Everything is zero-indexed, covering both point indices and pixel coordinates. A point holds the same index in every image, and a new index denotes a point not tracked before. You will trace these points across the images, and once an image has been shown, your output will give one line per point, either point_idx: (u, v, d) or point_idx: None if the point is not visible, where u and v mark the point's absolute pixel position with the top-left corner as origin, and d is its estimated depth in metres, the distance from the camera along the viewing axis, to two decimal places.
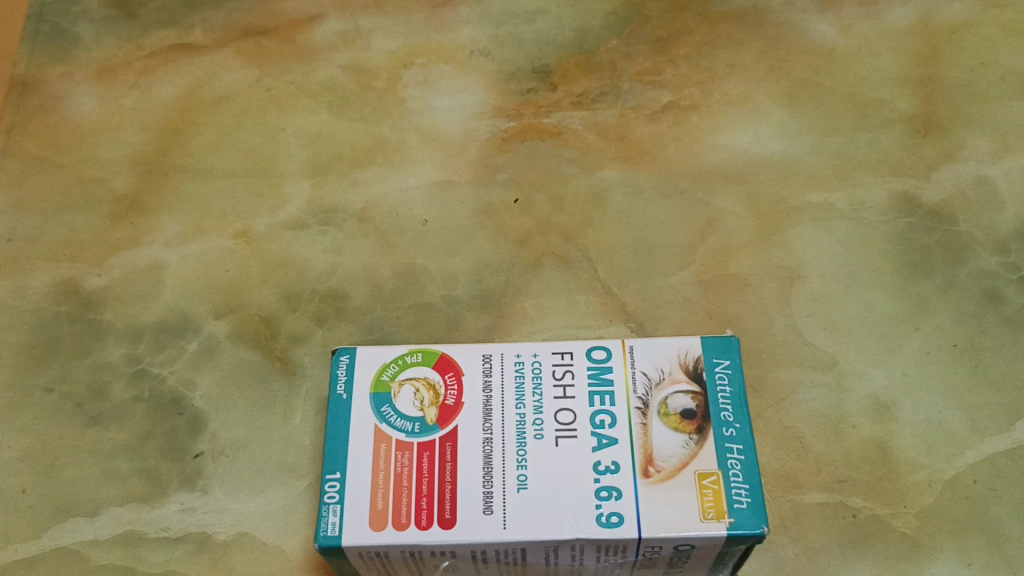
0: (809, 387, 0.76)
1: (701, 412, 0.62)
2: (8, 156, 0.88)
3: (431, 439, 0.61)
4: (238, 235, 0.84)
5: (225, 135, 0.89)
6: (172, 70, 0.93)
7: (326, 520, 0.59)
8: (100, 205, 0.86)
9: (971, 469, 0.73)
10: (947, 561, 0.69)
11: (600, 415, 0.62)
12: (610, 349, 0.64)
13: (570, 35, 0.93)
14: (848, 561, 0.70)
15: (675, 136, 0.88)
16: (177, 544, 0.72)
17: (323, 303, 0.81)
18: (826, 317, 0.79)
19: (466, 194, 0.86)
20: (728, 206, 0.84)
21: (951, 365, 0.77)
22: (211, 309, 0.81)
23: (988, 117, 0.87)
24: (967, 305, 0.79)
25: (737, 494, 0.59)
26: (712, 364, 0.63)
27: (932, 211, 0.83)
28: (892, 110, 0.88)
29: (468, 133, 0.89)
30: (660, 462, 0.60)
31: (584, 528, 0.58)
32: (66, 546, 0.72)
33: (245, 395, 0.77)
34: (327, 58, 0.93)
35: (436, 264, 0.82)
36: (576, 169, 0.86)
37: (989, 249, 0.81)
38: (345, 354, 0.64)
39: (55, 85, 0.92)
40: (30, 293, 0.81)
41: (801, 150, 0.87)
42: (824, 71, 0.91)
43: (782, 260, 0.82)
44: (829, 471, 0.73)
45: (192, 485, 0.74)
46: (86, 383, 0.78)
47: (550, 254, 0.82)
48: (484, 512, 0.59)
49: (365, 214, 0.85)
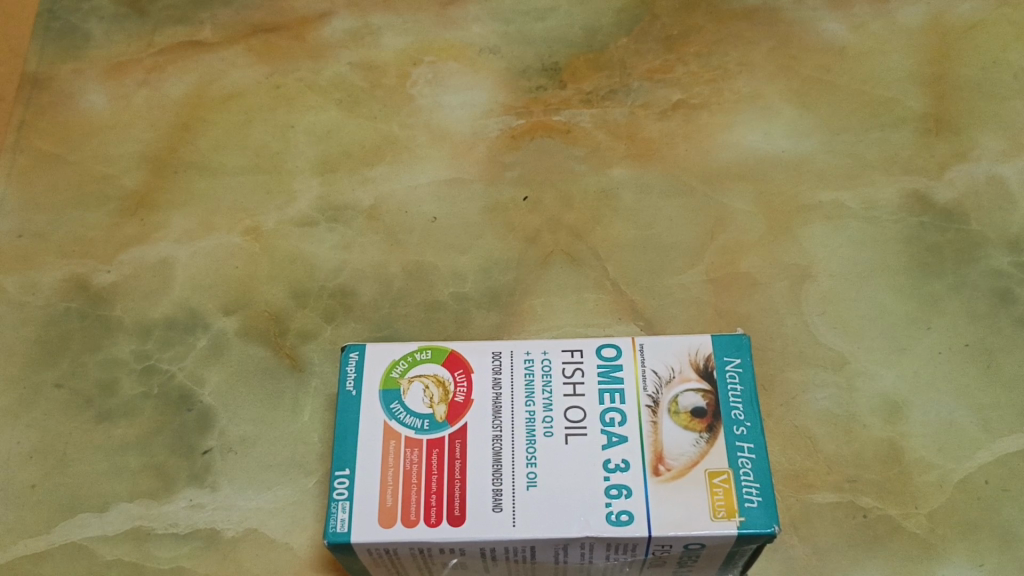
0: (819, 386, 0.76)
1: (711, 411, 0.61)
2: (18, 153, 0.89)
3: (441, 436, 0.61)
4: (247, 232, 0.84)
5: (235, 132, 0.89)
6: (182, 67, 0.93)
7: (335, 516, 0.59)
8: (110, 201, 0.86)
9: (983, 470, 0.72)
10: (958, 562, 0.69)
11: (609, 413, 0.62)
12: (619, 347, 0.64)
13: (580, 34, 0.93)
14: (859, 561, 0.69)
15: (685, 134, 0.87)
16: (185, 540, 0.72)
17: (332, 300, 0.81)
18: (836, 316, 0.79)
19: (475, 192, 0.85)
20: (738, 205, 0.84)
21: (962, 365, 0.76)
22: (220, 305, 0.81)
23: (1000, 116, 0.87)
24: (978, 305, 0.79)
25: (748, 492, 0.58)
26: (723, 363, 0.63)
27: (943, 210, 0.83)
28: (903, 109, 0.88)
29: (477, 131, 0.88)
30: (670, 460, 0.60)
31: (593, 527, 0.58)
32: (75, 542, 0.72)
33: (254, 391, 0.77)
34: (336, 55, 0.93)
35: (445, 262, 0.82)
36: (585, 167, 0.86)
37: (1000, 248, 0.81)
38: (355, 350, 0.64)
39: (65, 82, 0.92)
40: (40, 289, 0.82)
41: (812, 149, 0.86)
42: (835, 69, 0.90)
43: (793, 259, 0.81)
44: (840, 471, 0.72)
45: (200, 481, 0.74)
46: (95, 379, 0.78)
47: (560, 252, 0.82)
48: (494, 509, 0.59)
49: (374, 212, 0.85)
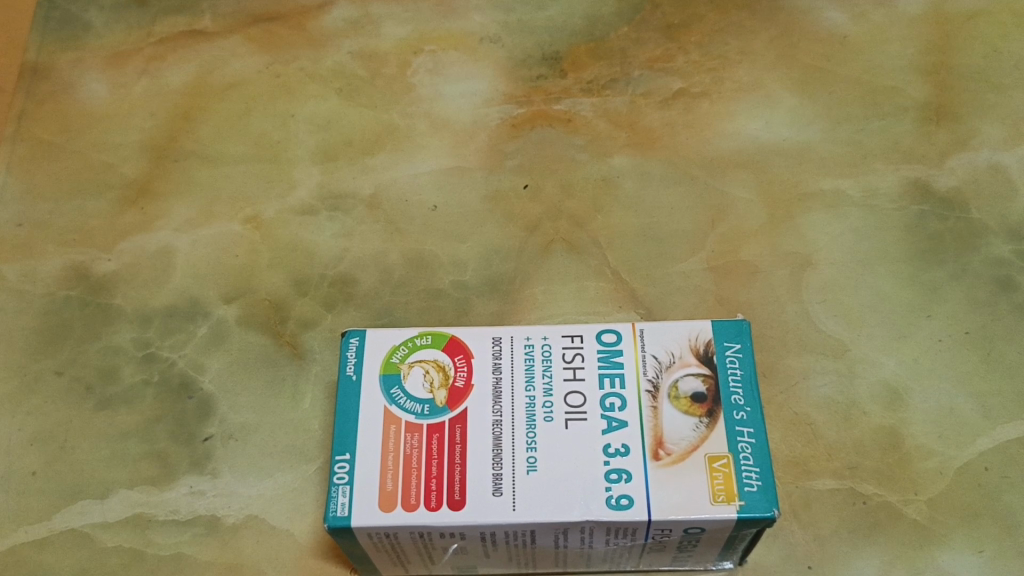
0: (820, 374, 0.76)
1: (712, 395, 0.61)
2: (19, 142, 0.89)
3: (441, 421, 0.61)
4: (248, 221, 0.84)
5: (235, 121, 0.89)
6: (182, 57, 0.93)
7: (335, 501, 0.59)
8: (111, 190, 0.86)
9: (983, 457, 0.72)
10: (958, 549, 0.69)
11: (609, 397, 0.62)
12: (620, 332, 0.64)
13: (581, 23, 0.93)
14: (859, 548, 0.69)
15: (686, 123, 0.87)
16: (186, 527, 0.72)
17: (333, 287, 0.81)
18: (837, 304, 0.79)
19: (476, 180, 0.85)
20: (738, 193, 0.84)
21: (963, 353, 0.76)
22: (221, 293, 0.81)
23: (1001, 105, 0.87)
24: (979, 293, 0.79)
25: (748, 476, 0.58)
26: (723, 348, 0.63)
27: (944, 199, 0.83)
28: (904, 98, 0.88)
29: (478, 120, 0.88)
30: (670, 445, 0.60)
31: (594, 511, 0.58)
32: (75, 528, 0.72)
33: (254, 379, 0.77)
34: (337, 44, 0.93)
35: (446, 250, 0.82)
36: (586, 156, 0.86)
37: (1001, 237, 0.81)
38: (355, 336, 0.64)
39: (66, 71, 0.92)
40: (41, 277, 0.82)
41: (813, 138, 0.86)
42: (836, 58, 0.90)
43: (793, 247, 0.81)
44: (841, 458, 0.72)
45: (201, 468, 0.74)
46: (96, 367, 0.78)
47: (560, 240, 0.82)
48: (494, 494, 0.59)
49: (374, 200, 0.85)
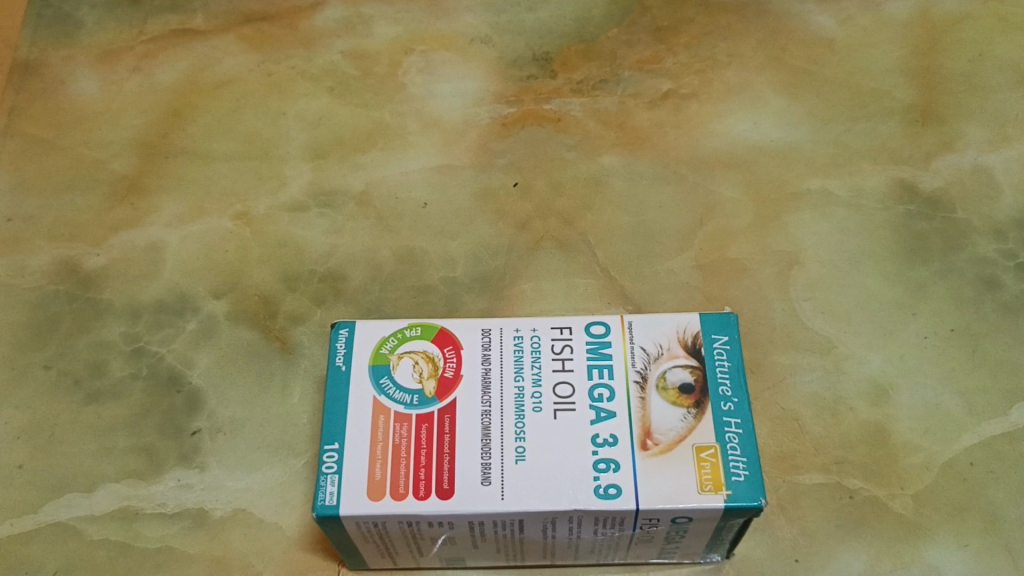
0: (806, 370, 0.76)
1: (699, 387, 0.62)
2: (9, 138, 0.89)
3: (430, 411, 0.61)
4: (238, 217, 0.84)
5: (225, 118, 0.90)
6: (173, 55, 0.93)
7: (323, 489, 0.59)
8: (101, 186, 0.86)
9: (968, 452, 0.73)
10: (944, 543, 0.69)
11: (598, 388, 0.62)
12: (608, 325, 0.64)
13: (571, 25, 0.94)
14: (846, 542, 0.70)
15: (675, 123, 0.88)
16: (173, 520, 0.71)
17: (323, 283, 0.81)
18: (824, 301, 0.79)
19: (466, 178, 0.86)
20: (727, 193, 0.85)
21: (948, 350, 0.77)
22: (211, 288, 0.81)
23: (986, 108, 0.88)
24: (964, 291, 0.79)
25: (735, 466, 0.59)
26: (711, 340, 0.63)
27: (930, 199, 0.84)
28: (891, 100, 0.89)
29: (469, 119, 0.89)
30: (658, 435, 0.60)
31: (582, 500, 0.58)
32: (61, 521, 0.71)
33: (243, 373, 0.77)
34: (328, 43, 0.93)
35: (436, 247, 0.82)
36: (576, 155, 0.87)
37: (986, 236, 0.82)
38: (345, 327, 0.64)
39: (57, 68, 0.92)
40: (30, 272, 0.82)
41: (800, 138, 0.87)
42: (823, 60, 0.91)
43: (781, 245, 0.82)
44: (828, 453, 0.73)
45: (189, 461, 0.74)
46: (84, 361, 0.78)
47: (550, 238, 0.83)
48: (483, 483, 0.59)
49: (365, 197, 0.85)
